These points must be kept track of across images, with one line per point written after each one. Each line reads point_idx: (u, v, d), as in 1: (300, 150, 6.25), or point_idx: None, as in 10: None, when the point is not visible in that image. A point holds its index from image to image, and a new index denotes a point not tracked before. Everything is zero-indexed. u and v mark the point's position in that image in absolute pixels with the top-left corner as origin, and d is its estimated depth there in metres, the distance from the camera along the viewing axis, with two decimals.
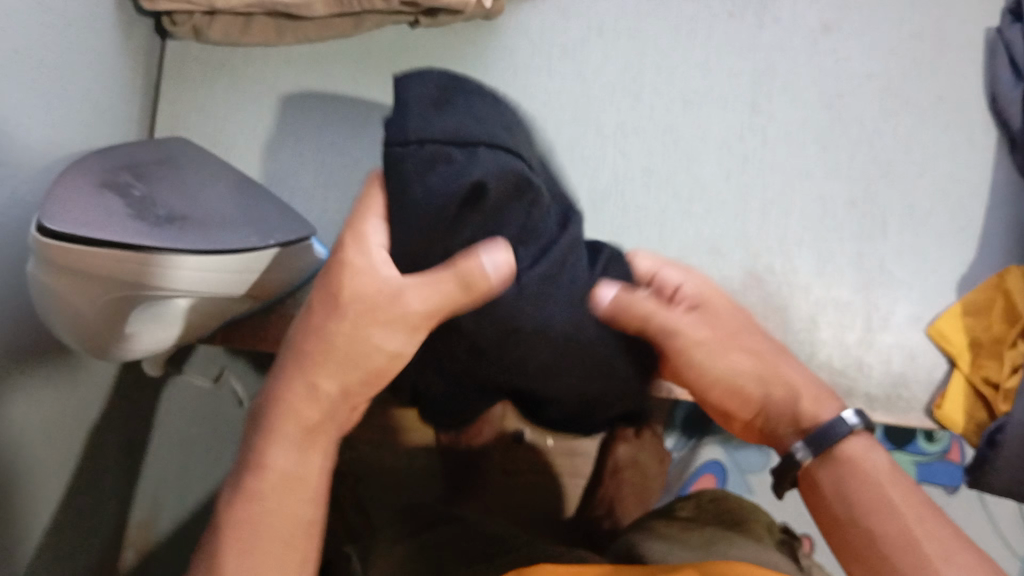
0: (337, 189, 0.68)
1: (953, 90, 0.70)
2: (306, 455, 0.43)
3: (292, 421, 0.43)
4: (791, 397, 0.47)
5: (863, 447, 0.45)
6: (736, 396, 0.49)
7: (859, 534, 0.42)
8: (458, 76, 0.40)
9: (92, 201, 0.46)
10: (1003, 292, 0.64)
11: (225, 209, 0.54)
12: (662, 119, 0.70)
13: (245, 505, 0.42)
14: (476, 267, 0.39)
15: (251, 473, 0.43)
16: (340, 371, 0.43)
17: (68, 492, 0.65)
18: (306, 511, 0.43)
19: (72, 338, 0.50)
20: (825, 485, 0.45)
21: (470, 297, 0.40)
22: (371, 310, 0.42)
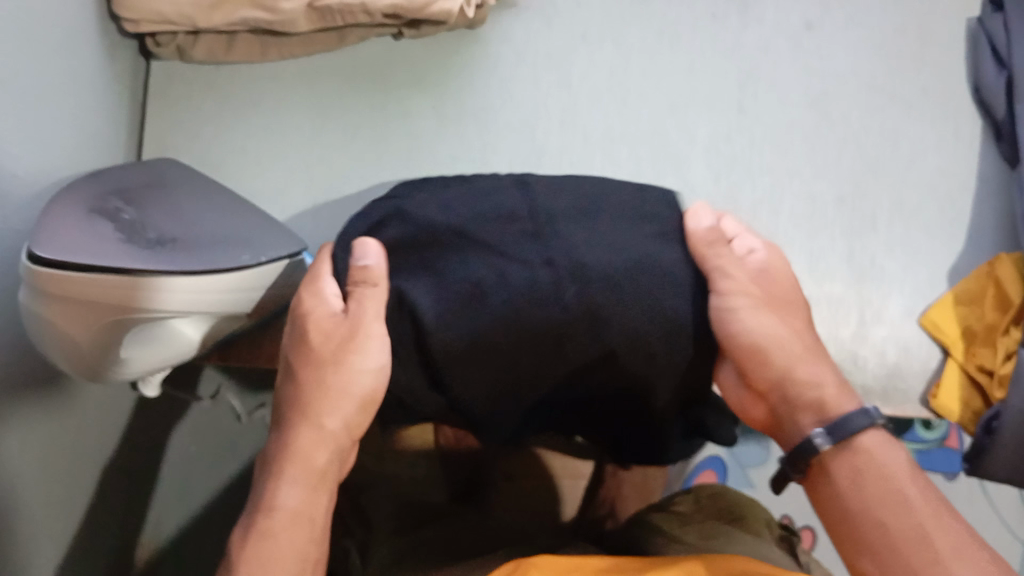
0: (325, 204, 0.68)
1: (938, 81, 0.70)
2: (313, 495, 0.46)
3: (300, 463, 0.46)
4: (815, 380, 0.46)
5: (879, 442, 0.43)
6: (757, 359, 0.46)
7: (869, 527, 0.42)
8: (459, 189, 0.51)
9: (82, 225, 0.47)
10: (995, 279, 0.64)
11: (215, 228, 0.54)
12: (648, 122, 0.70)
13: (257, 543, 0.44)
14: (362, 261, 0.46)
15: (261, 515, 0.45)
16: (339, 409, 0.47)
17: (71, 518, 0.65)
18: (313, 546, 0.46)
19: (65, 365, 0.50)
20: (838, 473, 0.43)
21: (379, 287, 0.46)
22: (340, 344, 0.47)
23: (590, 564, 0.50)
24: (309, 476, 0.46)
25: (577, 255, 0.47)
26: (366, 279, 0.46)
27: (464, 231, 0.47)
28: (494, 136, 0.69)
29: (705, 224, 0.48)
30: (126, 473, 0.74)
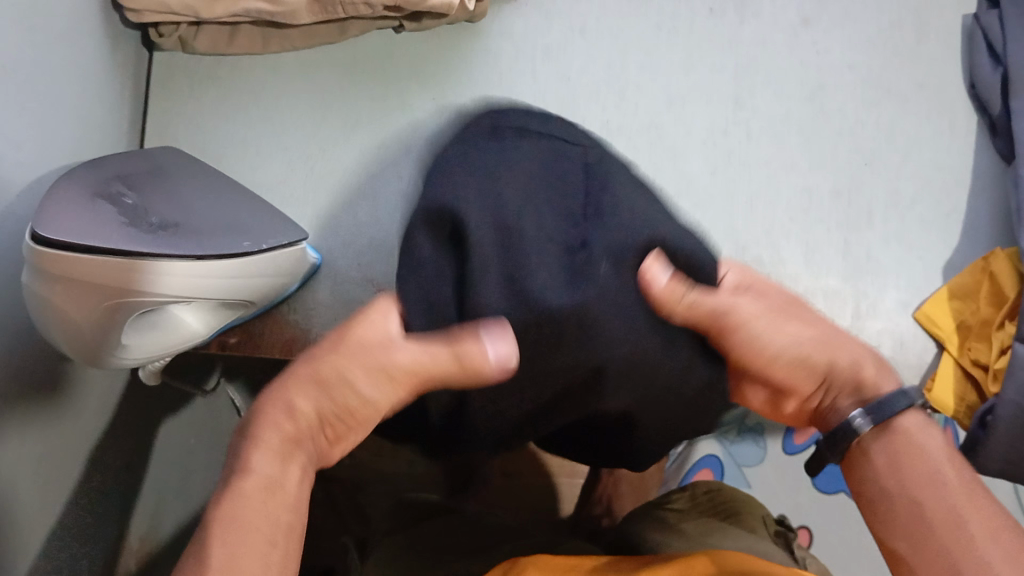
0: (324, 195, 0.68)
1: (934, 76, 0.71)
2: (287, 464, 0.41)
3: (275, 430, 0.42)
4: (856, 363, 0.46)
5: (921, 424, 0.44)
6: (802, 366, 0.46)
7: (910, 510, 0.42)
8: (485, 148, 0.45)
9: (85, 209, 0.47)
10: (989, 274, 0.65)
11: (216, 215, 0.54)
12: (646, 116, 0.70)
13: (229, 505, 0.39)
14: (483, 343, 0.40)
15: (234, 478, 0.40)
16: (316, 394, 0.43)
17: (62, 506, 0.65)
18: (286, 513, 0.40)
19: (67, 351, 0.51)
20: (877, 454, 0.44)
21: (469, 371, 0.41)
22: (371, 360, 0.43)
23: (585, 563, 0.50)
24: (284, 445, 0.42)
25: (618, 245, 0.42)
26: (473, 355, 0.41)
27: (500, 211, 0.42)
28: None
29: (664, 280, 0.42)
30: (118, 463, 0.74)
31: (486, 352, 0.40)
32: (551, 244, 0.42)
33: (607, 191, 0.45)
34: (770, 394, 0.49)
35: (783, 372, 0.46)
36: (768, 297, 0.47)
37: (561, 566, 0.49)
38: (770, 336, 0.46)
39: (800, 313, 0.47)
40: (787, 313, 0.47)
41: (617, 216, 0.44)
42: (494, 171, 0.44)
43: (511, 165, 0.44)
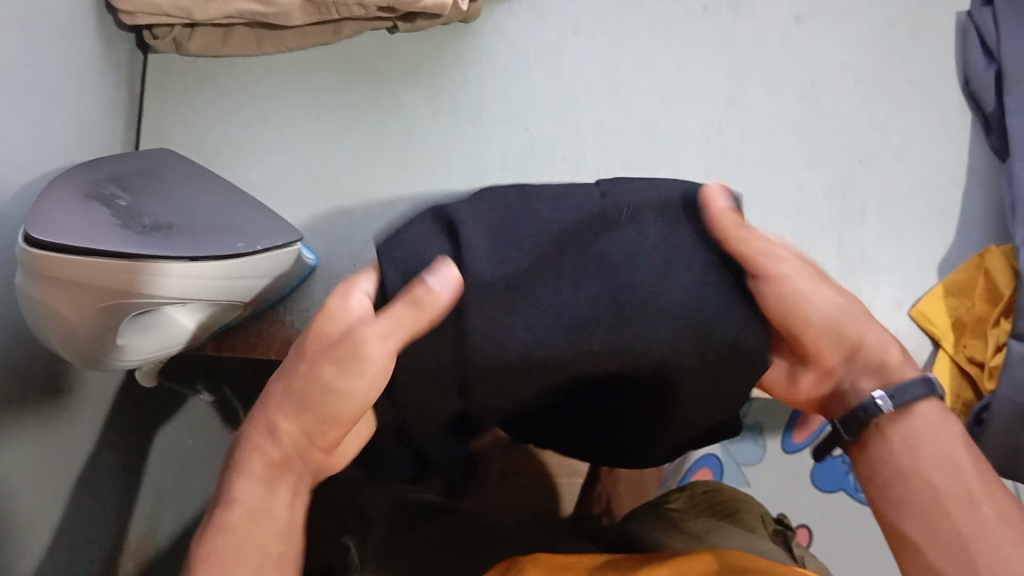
0: (319, 197, 0.68)
1: (927, 74, 0.71)
2: (272, 487, 0.45)
3: (258, 457, 0.45)
4: (880, 341, 0.49)
5: (938, 411, 0.46)
6: (833, 336, 0.48)
7: (926, 491, 0.44)
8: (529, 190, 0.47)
9: (78, 210, 0.47)
10: (984, 271, 0.65)
11: (210, 217, 0.54)
12: (641, 115, 0.70)
13: (214, 535, 0.43)
14: (428, 279, 0.41)
15: (222, 507, 0.45)
16: (298, 412, 0.44)
17: (59, 507, 0.65)
18: (274, 543, 0.44)
19: (63, 353, 0.51)
20: (893, 436, 0.46)
21: (421, 313, 0.40)
22: (332, 356, 0.43)
23: (585, 561, 0.51)
24: (267, 471, 0.45)
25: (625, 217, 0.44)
26: (422, 299, 0.40)
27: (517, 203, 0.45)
28: (487, 128, 0.70)
29: (723, 203, 0.45)
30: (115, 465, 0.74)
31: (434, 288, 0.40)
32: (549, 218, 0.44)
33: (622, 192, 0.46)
34: (788, 367, 0.51)
35: (813, 332, 0.48)
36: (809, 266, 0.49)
37: (561, 564, 0.50)
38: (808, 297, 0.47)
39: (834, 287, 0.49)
40: (822, 281, 0.48)
41: (613, 245, 0.43)
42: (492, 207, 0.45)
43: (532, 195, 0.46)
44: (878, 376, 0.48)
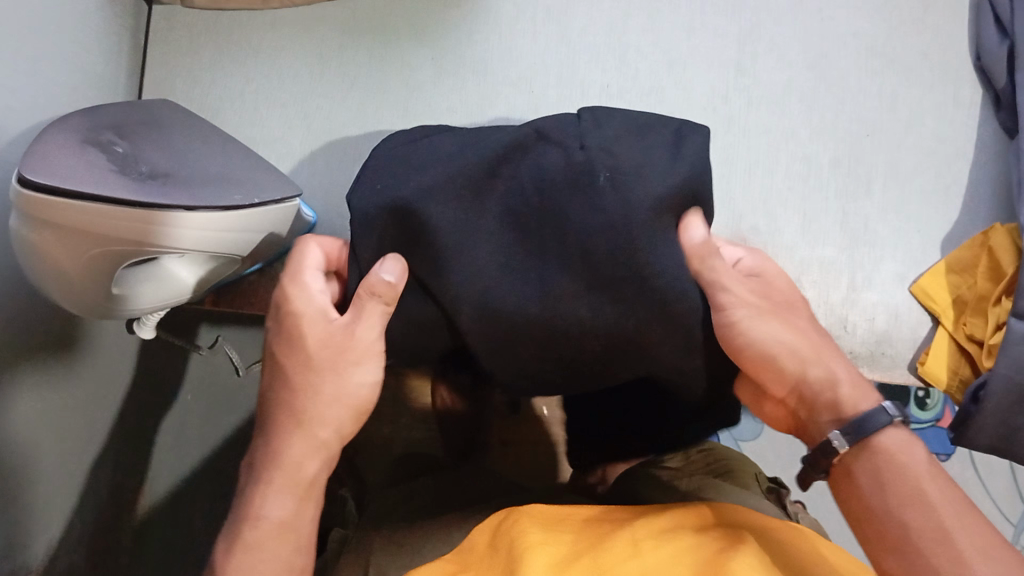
0: (319, 154, 0.68)
1: (938, 48, 0.69)
2: (301, 505, 0.47)
3: (290, 473, 0.47)
4: (828, 379, 0.47)
5: (902, 442, 0.45)
6: (773, 370, 0.48)
7: (892, 528, 0.43)
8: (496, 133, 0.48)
9: (74, 154, 0.47)
10: (988, 249, 0.64)
11: (208, 169, 0.54)
12: (646, 83, 0.69)
13: (242, 554, 0.45)
14: (383, 275, 0.46)
15: (247, 526, 0.46)
16: (331, 418, 0.48)
17: (66, 452, 0.66)
18: (301, 559, 0.47)
19: (60, 295, 0.52)
20: (861, 473, 0.45)
21: (390, 302, 0.47)
22: (336, 349, 0.48)
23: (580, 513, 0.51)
24: (299, 487, 0.47)
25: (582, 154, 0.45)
26: (382, 293, 0.46)
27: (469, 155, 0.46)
28: (491, 91, 0.69)
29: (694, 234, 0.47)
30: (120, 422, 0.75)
31: (389, 286, 0.46)
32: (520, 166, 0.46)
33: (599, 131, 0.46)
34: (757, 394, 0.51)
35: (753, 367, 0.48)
36: (766, 297, 0.50)
37: (553, 516, 0.49)
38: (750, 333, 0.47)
39: (786, 319, 0.49)
40: (771, 315, 0.48)
41: (569, 210, 0.45)
42: (427, 157, 0.47)
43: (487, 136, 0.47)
44: (835, 411, 0.47)
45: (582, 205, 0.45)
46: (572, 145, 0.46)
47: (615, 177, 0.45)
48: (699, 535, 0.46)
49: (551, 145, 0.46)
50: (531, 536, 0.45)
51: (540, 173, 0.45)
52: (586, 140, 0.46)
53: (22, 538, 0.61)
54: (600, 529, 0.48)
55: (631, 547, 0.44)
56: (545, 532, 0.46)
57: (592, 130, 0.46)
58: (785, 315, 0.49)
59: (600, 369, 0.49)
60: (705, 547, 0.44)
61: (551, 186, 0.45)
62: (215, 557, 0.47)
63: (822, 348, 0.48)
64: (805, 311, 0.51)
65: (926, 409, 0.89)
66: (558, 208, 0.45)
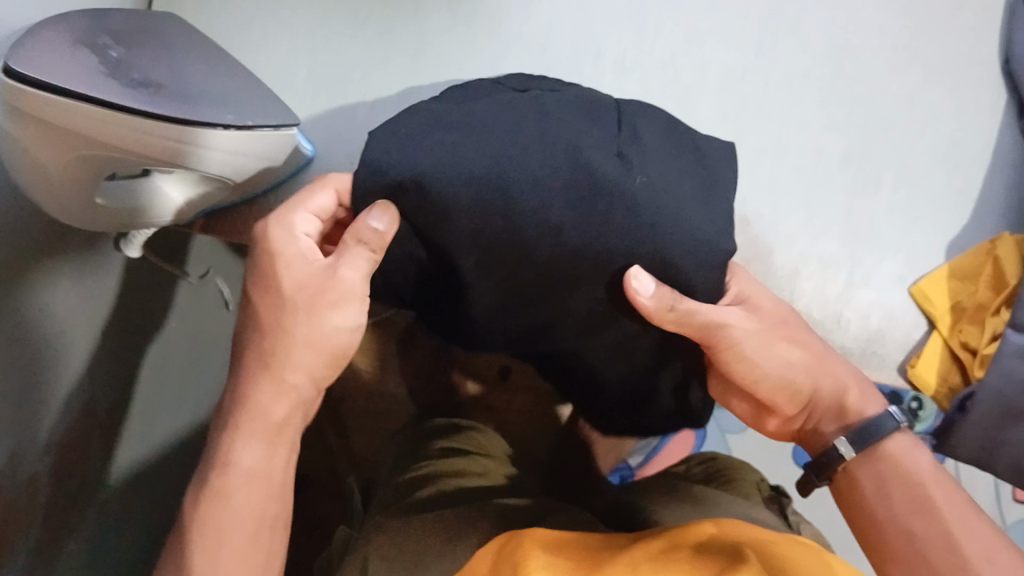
0: (324, 92, 0.67)
1: (965, 47, 0.67)
2: (271, 451, 0.50)
3: (260, 419, 0.49)
4: (839, 389, 0.54)
5: (907, 446, 0.51)
6: (786, 387, 0.54)
7: (898, 535, 0.49)
8: (522, 107, 0.48)
9: (63, 53, 0.46)
10: (993, 258, 0.63)
11: (204, 85, 0.53)
12: (664, 54, 0.68)
13: (212, 501, 0.48)
14: (374, 221, 0.46)
15: (216, 472, 0.49)
16: (306, 364, 0.50)
17: (62, 367, 0.66)
18: (270, 503, 0.49)
19: (42, 200, 0.52)
20: (865, 479, 0.51)
21: (379, 247, 0.47)
22: (318, 293, 0.48)
23: (575, 539, 0.51)
24: (268, 435, 0.50)
25: (597, 166, 0.46)
26: (372, 237, 0.46)
27: (506, 131, 0.46)
28: (506, 46, 0.68)
29: (648, 292, 0.47)
30: (115, 347, 0.75)
31: (378, 233, 0.46)
32: (547, 146, 0.46)
33: (626, 144, 0.48)
34: (757, 412, 0.58)
35: (768, 390, 0.54)
36: (764, 316, 0.54)
37: (553, 540, 0.50)
38: (760, 359, 0.53)
39: (794, 337, 0.54)
40: (779, 335, 0.53)
41: (611, 213, 0.46)
42: (465, 116, 0.47)
43: (514, 107, 0.48)
44: (839, 419, 0.54)
45: (621, 208, 0.46)
46: (610, 152, 0.47)
47: (648, 182, 0.47)
48: (699, 552, 0.47)
49: (598, 149, 0.46)
50: (535, 559, 0.45)
51: (576, 156, 0.46)
52: (625, 150, 0.48)
53: (24, 451, 0.62)
54: (597, 556, 0.48)
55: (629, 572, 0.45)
56: (547, 554, 0.46)
57: (632, 143, 0.49)
58: (787, 328, 0.54)
59: (562, 326, 0.55)
60: (703, 563, 0.45)
61: (591, 183, 0.45)
62: (183, 513, 0.50)
63: (829, 365, 0.54)
64: (796, 323, 0.56)
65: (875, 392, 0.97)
66: (600, 199, 0.46)
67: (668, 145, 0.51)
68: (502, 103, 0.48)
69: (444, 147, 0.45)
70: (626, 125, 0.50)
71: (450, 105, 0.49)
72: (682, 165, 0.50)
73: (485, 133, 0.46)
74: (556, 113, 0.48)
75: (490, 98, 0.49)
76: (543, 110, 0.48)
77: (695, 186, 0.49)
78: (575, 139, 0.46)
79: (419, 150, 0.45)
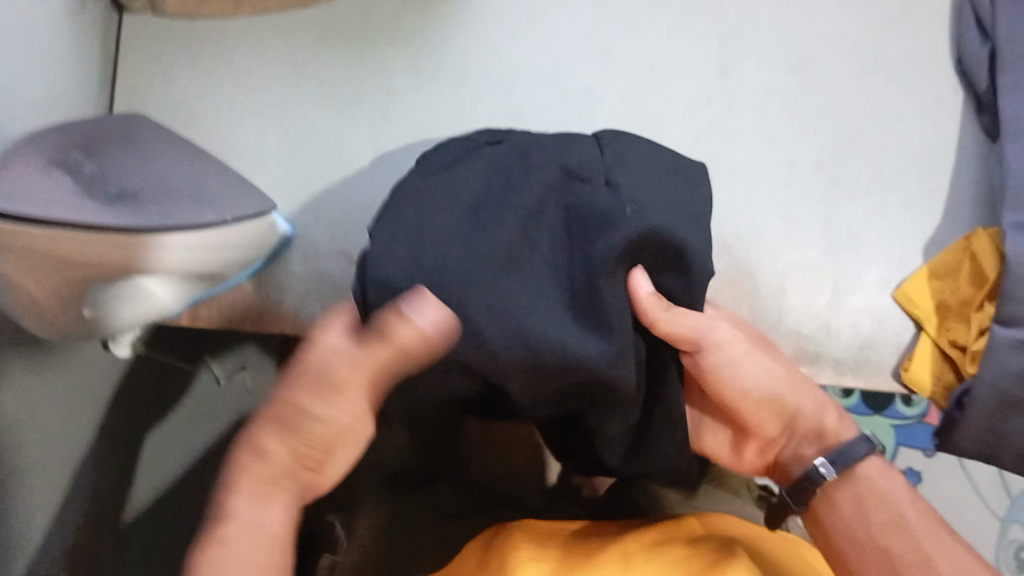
0: (298, 160, 0.67)
1: (919, 50, 0.69)
2: (267, 505, 0.45)
3: (248, 474, 0.45)
4: (818, 410, 0.59)
5: (881, 470, 0.56)
6: (770, 403, 0.58)
7: (874, 551, 0.54)
8: (517, 166, 0.54)
9: (38, 177, 0.46)
10: (970, 254, 0.64)
11: (180, 185, 0.53)
12: (628, 86, 0.68)
13: (207, 550, 0.44)
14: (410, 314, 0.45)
15: (215, 526, 0.45)
16: (284, 435, 0.46)
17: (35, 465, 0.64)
18: (271, 556, 0.44)
19: (31, 317, 0.52)
20: (844, 503, 0.56)
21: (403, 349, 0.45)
22: (312, 375, 0.46)
23: (566, 531, 0.57)
24: (259, 491, 0.45)
25: (586, 202, 0.53)
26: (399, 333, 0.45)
27: (501, 198, 0.52)
28: (471, 98, 0.68)
29: (643, 291, 0.51)
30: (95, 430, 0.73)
31: (415, 330, 0.45)
32: (546, 197, 0.53)
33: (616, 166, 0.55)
34: (735, 440, 0.63)
35: (751, 405, 0.59)
36: (752, 336, 0.59)
37: (542, 531, 0.56)
38: (746, 372, 0.57)
39: (773, 356, 0.59)
40: (764, 352, 0.58)
41: (596, 249, 0.51)
42: (464, 186, 0.53)
43: (510, 170, 0.54)
44: (817, 442, 0.59)
45: (606, 237, 0.51)
46: (598, 180, 0.54)
47: (637, 208, 0.52)
48: (693, 547, 0.52)
49: (581, 184, 0.54)
50: (523, 553, 0.50)
51: (568, 207, 0.53)
52: (614, 177, 0.54)
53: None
54: (584, 548, 0.52)
55: (619, 561, 0.50)
56: (537, 547, 0.52)
57: (619, 165, 0.55)
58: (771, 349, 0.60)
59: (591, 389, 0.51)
60: (698, 553, 0.50)
61: (587, 217, 0.52)
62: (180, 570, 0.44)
63: (808, 387, 0.59)
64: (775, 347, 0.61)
65: (848, 395, 1.05)
66: (586, 237, 0.52)
67: (653, 161, 0.57)
68: (502, 170, 0.54)
69: (451, 212, 0.51)
70: (610, 151, 0.56)
71: (446, 170, 0.55)
72: (667, 182, 0.56)
73: (488, 196, 0.52)
74: (546, 161, 0.54)
75: (489, 162, 0.55)
76: (533, 162, 0.54)
77: (678, 192, 0.56)
78: (568, 181, 0.54)
79: (426, 214, 0.51)
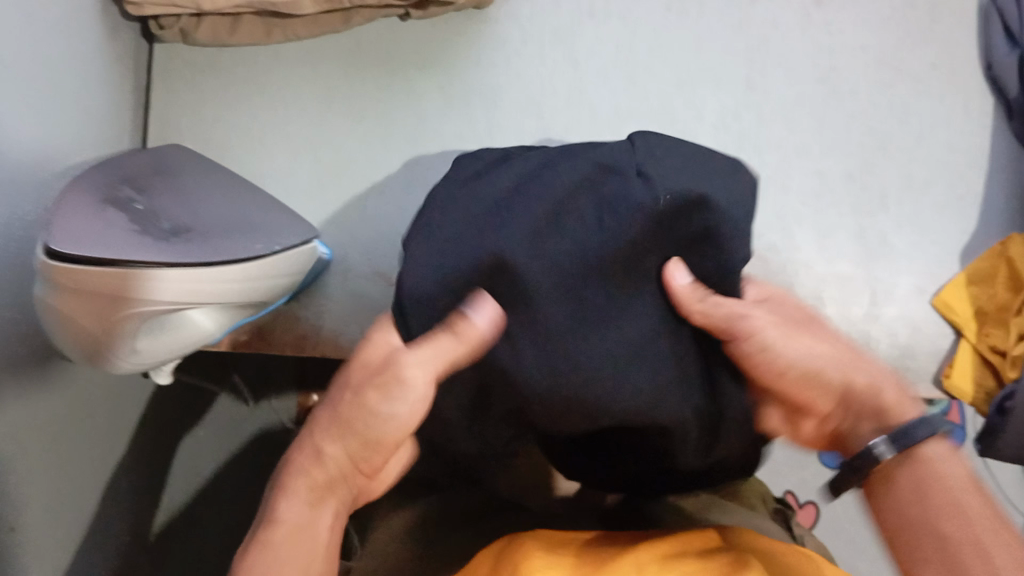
0: (332, 189, 0.67)
1: (947, 57, 0.69)
2: (315, 511, 0.46)
3: (304, 478, 0.47)
4: (872, 383, 0.48)
5: (946, 453, 0.45)
6: (812, 380, 0.49)
7: (929, 540, 0.43)
8: (550, 164, 0.49)
9: (95, 216, 0.46)
10: (1007, 259, 0.65)
11: (227, 218, 0.53)
12: (657, 102, 0.68)
13: (256, 553, 0.44)
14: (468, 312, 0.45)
15: (264, 528, 0.46)
16: (344, 436, 0.47)
17: (73, 498, 0.64)
18: (316, 562, 0.45)
19: (68, 350, 0.50)
20: (904, 484, 0.45)
21: (457, 341, 0.45)
22: (374, 375, 0.46)
23: (574, 539, 0.52)
24: (311, 494, 0.46)
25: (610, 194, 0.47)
26: (460, 330, 0.45)
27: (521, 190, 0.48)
28: (501, 119, 0.68)
29: (683, 283, 0.47)
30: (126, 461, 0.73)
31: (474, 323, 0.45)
32: (566, 188, 0.47)
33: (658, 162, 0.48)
34: (789, 415, 0.52)
35: (790, 384, 0.49)
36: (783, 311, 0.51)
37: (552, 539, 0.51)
38: (782, 348, 0.49)
39: (812, 330, 0.50)
40: (800, 329, 0.50)
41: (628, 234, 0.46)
42: (491, 191, 0.49)
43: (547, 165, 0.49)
44: (876, 420, 0.48)
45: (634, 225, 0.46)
46: (629, 172, 0.48)
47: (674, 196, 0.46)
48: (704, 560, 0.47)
49: (614, 176, 0.48)
50: (536, 561, 0.46)
51: (603, 203, 0.47)
52: (646, 168, 0.48)
53: None
54: (599, 555, 0.48)
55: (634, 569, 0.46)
56: (549, 557, 0.47)
57: (652, 152, 0.49)
58: (806, 320, 0.51)
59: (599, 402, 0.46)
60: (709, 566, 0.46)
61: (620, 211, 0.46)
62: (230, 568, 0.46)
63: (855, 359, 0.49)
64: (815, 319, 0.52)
65: None
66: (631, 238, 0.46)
67: (695, 158, 0.50)
68: (535, 167, 0.50)
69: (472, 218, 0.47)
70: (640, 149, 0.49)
71: (474, 180, 0.51)
72: (713, 178, 0.49)
73: (511, 195, 0.48)
74: (580, 157, 0.49)
75: (513, 163, 0.51)
76: (563, 162, 0.49)
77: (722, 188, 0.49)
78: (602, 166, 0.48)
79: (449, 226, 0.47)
